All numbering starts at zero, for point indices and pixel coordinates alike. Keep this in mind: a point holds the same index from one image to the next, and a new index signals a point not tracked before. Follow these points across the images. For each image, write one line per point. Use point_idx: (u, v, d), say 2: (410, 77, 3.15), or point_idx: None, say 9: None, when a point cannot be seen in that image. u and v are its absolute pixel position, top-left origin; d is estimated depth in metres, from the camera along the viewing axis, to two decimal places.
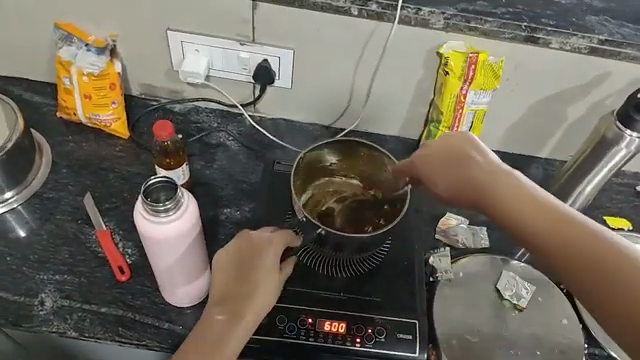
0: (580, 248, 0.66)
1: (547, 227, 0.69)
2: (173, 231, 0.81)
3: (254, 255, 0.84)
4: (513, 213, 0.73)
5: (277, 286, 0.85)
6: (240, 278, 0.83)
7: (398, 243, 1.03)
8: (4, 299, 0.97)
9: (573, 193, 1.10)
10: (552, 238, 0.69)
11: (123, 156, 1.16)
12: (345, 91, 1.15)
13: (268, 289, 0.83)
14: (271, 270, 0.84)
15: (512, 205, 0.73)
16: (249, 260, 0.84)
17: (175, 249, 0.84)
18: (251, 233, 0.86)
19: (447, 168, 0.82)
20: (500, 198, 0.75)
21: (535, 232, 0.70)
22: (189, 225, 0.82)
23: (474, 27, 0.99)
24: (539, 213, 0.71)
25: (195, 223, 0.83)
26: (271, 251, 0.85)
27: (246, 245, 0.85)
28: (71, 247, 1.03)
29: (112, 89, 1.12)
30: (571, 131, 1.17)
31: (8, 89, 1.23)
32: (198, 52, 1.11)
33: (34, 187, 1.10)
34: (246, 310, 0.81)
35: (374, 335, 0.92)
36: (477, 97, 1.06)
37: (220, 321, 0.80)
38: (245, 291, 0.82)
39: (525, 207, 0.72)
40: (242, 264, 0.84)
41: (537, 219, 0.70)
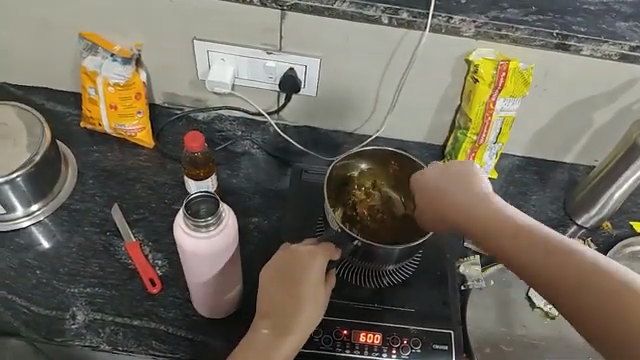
0: (564, 272, 0.68)
1: (531, 250, 0.71)
2: (213, 246, 0.82)
3: (298, 269, 0.84)
4: (504, 238, 0.74)
5: (322, 300, 0.85)
6: (285, 292, 0.83)
7: (429, 252, 1.03)
8: (36, 313, 0.96)
9: (602, 199, 1.11)
10: (538, 262, 0.70)
11: (148, 166, 1.15)
12: (371, 99, 1.15)
13: (312, 304, 0.83)
14: (317, 284, 0.84)
15: (499, 232, 0.76)
16: (293, 274, 0.84)
17: (214, 263, 0.85)
18: (294, 246, 0.86)
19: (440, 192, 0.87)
20: (488, 223, 0.77)
21: (523, 257, 0.72)
22: (229, 240, 0.82)
23: (506, 35, 0.98)
24: (525, 240, 0.72)
25: (234, 237, 0.84)
26: (315, 264, 0.84)
27: (289, 258, 0.85)
28: (100, 259, 1.03)
29: (137, 99, 1.11)
30: (597, 136, 1.17)
31: (30, 99, 1.21)
32: (224, 61, 1.10)
33: (61, 198, 1.09)
34: (292, 327, 0.82)
35: (410, 345, 0.92)
36: (507, 105, 1.06)
37: (266, 338, 0.81)
38: (292, 306, 0.82)
39: (512, 233, 0.74)
40: (286, 278, 0.84)
41: (523, 245, 0.72)
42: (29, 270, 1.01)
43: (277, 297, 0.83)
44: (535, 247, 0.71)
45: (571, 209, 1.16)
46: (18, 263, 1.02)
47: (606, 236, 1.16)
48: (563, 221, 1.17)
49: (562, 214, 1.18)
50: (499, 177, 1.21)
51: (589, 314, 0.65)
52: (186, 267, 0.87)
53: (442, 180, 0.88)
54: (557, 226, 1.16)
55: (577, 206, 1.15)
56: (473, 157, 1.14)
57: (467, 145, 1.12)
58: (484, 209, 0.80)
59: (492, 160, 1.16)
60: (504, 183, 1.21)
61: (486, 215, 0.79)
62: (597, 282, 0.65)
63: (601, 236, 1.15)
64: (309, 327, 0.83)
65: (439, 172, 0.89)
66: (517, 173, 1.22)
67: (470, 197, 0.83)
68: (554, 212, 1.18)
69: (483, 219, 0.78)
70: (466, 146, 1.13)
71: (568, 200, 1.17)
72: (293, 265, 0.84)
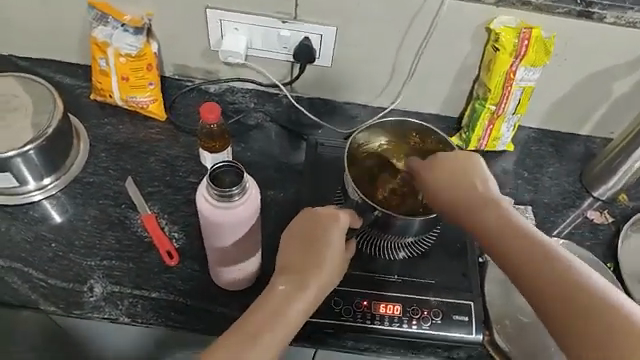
0: (548, 274, 0.71)
1: (540, 266, 0.72)
2: (237, 217, 0.81)
3: (320, 231, 0.83)
4: (501, 237, 0.77)
5: (341, 266, 0.84)
6: (305, 252, 0.83)
7: (447, 225, 1.03)
8: (53, 286, 0.96)
9: (620, 171, 1.10)
10: (533, 271, 0.72)
11: (161, 139, 1.13)
12: (388, 69, 1.13)
13: (331, 267, 0.82)
14: (337, 247, 0.83)
15: (503, 237, 0.77)
16: (314, 236, 0.83)
17: (236, 233, 0.84)
18: (317, 209, 0.85)
19: (445, 186, 0.86)
20: (495, 224, 0.78)
21: (519, 262, 0.74)
22: (252, 211, 0.82)
23: (528, 2, 0.97)
24: (526, 248, 0.74)
25: (256, 209, 0.83)
26: (337, 228, 0.84)
27: (311, 219, 0.84)
28: (116, 232, 1.02)
29: (149, 70, 1.09)
30: (615, 108, 1.15)
31: (39, 72, 1.19)
32: (237, 30, 1.08)
33: (73, 171, 1.08)
34: (310, 286, 0.80)
35: (430, 316, 0.92)
36: (527, 75, 1.04)
37: (283, 294, 0.79)
38: (310, 266, 0.82)
39: (514, 241, 0.75)
40: (307, 239, 0.83)
41: (532, 259, 0.73)
42: (44, 243, 1.00)
43: (297, 258, 0.83)
44: (538, 257, 0.73)
45: (588, 182, 1.16)
46: (34, 236, 1.01)
47: (622, 209, 1.15)
48: (580, 194, 1.16)
49: (578, 186, 1.17)
50: (515, 149, 1.20)
51: (568, 326, 0.68)
52: (208, 236, 0.87)
53: (453, 170, 0.86)
54: (573, 199, 1.15)
55: (594, 177, 1.14)
56: (491, 128, 1.13)
57: (485, 116, 1.10)
58: (492, 209, 0.80)
59: (511, 132, 1.15)
60: (521, 155, 1.20)
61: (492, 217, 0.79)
62: (586, 302, 0.68)
63: (617, 209, 1.15)
64: (326, 290, 0.82)
65: (461, 170, 0.86)
66: (533, 146, 1.21)
67: (481, 194, 0.83)
68: (571, 185, 1.17)
69: (489, 219, 0.79)
70: (484, 117, 1.11)
71: (585, 172, 1.17)
72: (315, 227, 0.84)
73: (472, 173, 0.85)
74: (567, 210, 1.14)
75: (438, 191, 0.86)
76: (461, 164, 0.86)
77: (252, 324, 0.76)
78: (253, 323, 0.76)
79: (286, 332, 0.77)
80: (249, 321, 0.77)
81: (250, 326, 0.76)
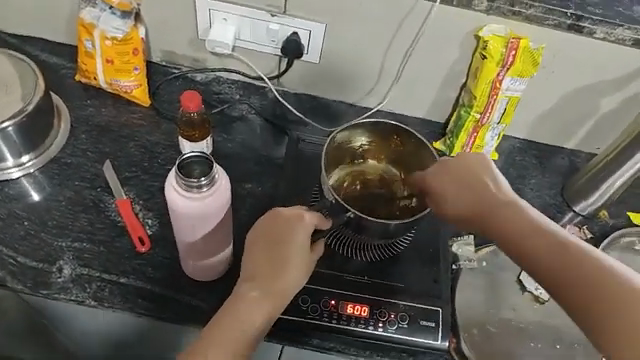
0: (561, 260, 0.72)
1: (554, 251, 0.73)
2: (207, 208, 0.81)
3: (284, 233, 0.83)
4: (515, 230, 0.77)
5: (307, 266, 0.84)
6: (270, 256, 0.82)
7: (422, 230, 1.03)
8: (22, 265, 0.95)
9: (602, 187, 1.10)
10: (557, 265, 0.72)
11: (143, 124, 1.13)
12: (375, 70, 1.12)
13: (297, 269, 0.82)
14: (302, 248, 0.83)
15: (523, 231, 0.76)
16: (279, 238, 0.83)
17: (207, 224, 0.84)
18: (281, 210, 0.84)
19: (458, 193, 0.84)
20: (507, 223, 0.78)
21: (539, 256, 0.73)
22: (221, 202, 0.82)
23: (518, 12, 0.96)
24: (547, 242, 0.74)
25: (226, 201, 0.83)
26: (301, 229, 0.83)
27: (276, 221, 0.83)
28: (90, 215, 1.01)
29: (135, 55, 1.08)
30: (601, 124, 1.15)
31: (25, 48, 1.18)
32: (226, 21, 1.07)
33: (52, 151, 1.07)
34: (274, 291, 0.81)
35: (397, 320, 0.92)
36: (513, 84, 1.03)
37: (248, 301, 0.80)
38: (275, 270, 0.82)
39: (533, 234, 0.75)
40: (272, 242, 0.83)
41: (549, 248, 0.73)
42: (17, 221, 1.00)
43: (262, 261, 0.82)
44: (558, 249, 0.73)
45: (568, 195, 1.15)
46: (7, 213, 1.00)
47: (601, 225, 1.15)
48: (560, 208, 1.16)
49: (559, 199, 1.16)
50: (499, 158, 1.20)
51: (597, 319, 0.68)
52: (178, 229, 0.86)
53: (462, 169, 0.85)
54: (553, 212, 1.15)
55: (575, 192, 1.14)
56: (475, 136, 1.12)
57: (469, 123, 1.10)
58: (504, 206, 0.80)
59: (495, 141, 1.14)
60: (504, 165, 1.19)
61: (511, 213, 0.79)
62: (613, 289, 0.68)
63: (596, 225, 1.14)
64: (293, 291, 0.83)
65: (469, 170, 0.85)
66: (517, 156, 1.20)
67: (489, 191, 0.82)
68: (552, 198, 1.17)
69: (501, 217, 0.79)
70: (468, 124, 1.10)
71: (567, 186, 1.16)
72: (280, 229, 0.83)
73: (480, 171, 0.85)
74: None
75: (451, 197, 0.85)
76: (462, 169, 0.85)
77: (218, 335, 0.77)
78: (219, 334, 0.77)
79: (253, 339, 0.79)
80: (216, 331, 0.78)
81: (217, 337, 0.77)
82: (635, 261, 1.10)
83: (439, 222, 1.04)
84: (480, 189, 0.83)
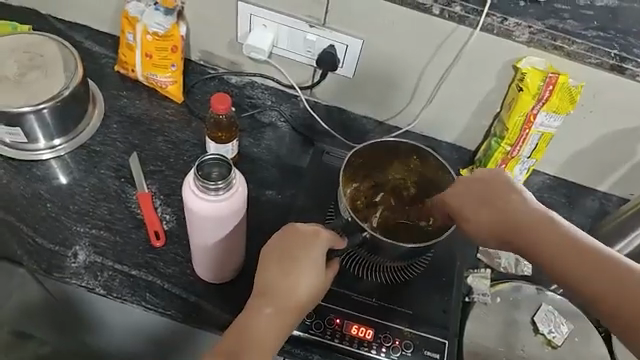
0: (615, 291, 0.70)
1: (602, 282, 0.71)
2: (222, 211, 0.82)
3: (301, 250, 0.82)
4: (561, 257, 0.74)
5: (322, 284, 0.84)
6: (283, 274, 0.82)
7: (438, 257, 1.01)
8: (40, 245, 0.98)
9: (630, 236, 1.05)
10: (599, 283, 0.71)
11: (173, 121, 1.14)
12: (408, 90, 1.11)
13: (312, 286, 0.82)
14: (315, 268, 0.82)
15: (549, 245, 0.76)
16: (294, 254, 0.82)
17: (221, 228, 0.85)
18: (297, 225, 0.84)
19: (479, 209, 0.83)
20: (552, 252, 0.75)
21: (572, 271, 0.73)
22: (235, 207, 0.82)
23: (560, 47, 0.94)
24: (580, 259, 0.73)
25: (241, 206, 0.83)
26: (318, 247, 0.82)
27: (291, 238, 0.83)
28: (111, 204, 1.03)
29: (173, 52, 1.09)
30: (636, 169, 1.11)
31: (70, 36, 1.21)
32: (265, 27, 1.08)
33: (83, 137, 1.09)
34: (289, 308, 0.80)
35: (400, 347, 0.91)
36: (548, 120, 1.01)
37: (265, 316, 0.79)
38: (287, 288, 0.81)
39: (562, 246, 0.75)
40: (287, 259, 0.82)
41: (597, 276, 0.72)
42: (40, 202, 1.02)
43: (276, 276, 0.82)
44: (592, 267, 0.72)
45: (595, 240, 1.11)
46: (31, 193, 1.03)
47: None
48: None
49: None
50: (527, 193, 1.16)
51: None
52: (192, 230, 0.87)
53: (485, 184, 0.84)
54: None
55: (602, 236, 1.10)
56: (503, 168, 1.09)
57: (498, 154, 1.08)
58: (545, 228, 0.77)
59: (523, 175, 1.12)
60: None
61: (535, 228, 0.78)
62: None
63: None
64: (302, 311, 0.82)
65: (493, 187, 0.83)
66: (545, 193, 1.17)
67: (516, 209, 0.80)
68: None
69: (534, 232, 0.77)
70: (498, 155, 1.08)
71: (594, 230, 1.12)
72: (296, 245, 0.82)
73: (498, 184, 0.83)
74: None
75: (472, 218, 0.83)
76: (487, 185, 0.84)
77: (234, 350, 0.76)
78: (236, 347, 0.77)
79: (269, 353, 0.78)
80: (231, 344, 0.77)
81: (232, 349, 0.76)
82: None
83: (457, 249, 1.02)
84: (509, 207, 0.81)
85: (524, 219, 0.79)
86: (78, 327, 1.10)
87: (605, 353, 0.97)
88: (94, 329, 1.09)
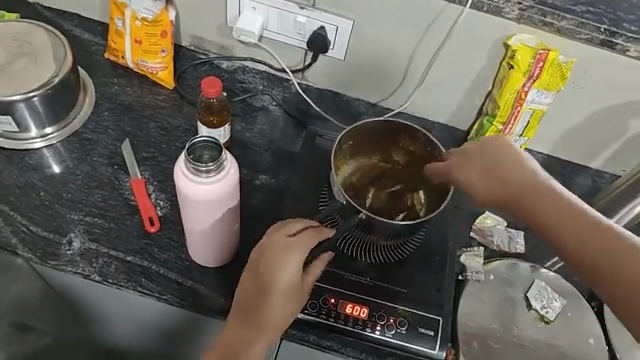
0: (561, 221, 0.76)
1: (549, 215, 0.78)
2: (215, 194, 0.82)
3: (277, 258, 0.82)
4: (520, 195, 0.81)
5: (302, 290, 0.84)
6: (262, 289, 0.82)
7: (432, 236, 1.01)
8: (34, 234, 0.98)
9: (622, 210, 1.04)
10: (571, 232, 0.75)
11: (165, 107, 1.14)
12: (400, 71, 1.11)
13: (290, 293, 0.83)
14: (294, 278, 0.82)
15: (524, 195, 0.81)
16: (271, 261, 0.82)
17: (216, 211, 0.85)
18: (273, 237, 0.84)
19: (479, 173, 0.86)
20: (517, 190, 0.81)
21: (529, 206, 0.80)
22: (227, 189, 0.83)
23: (550, 23, 0.94)
24: (537, 195, 0.80)
25: (233, 188, 0.84)
26: (294, 251, 0.82)
27: (266, 252, 0.83)
28: (104, 191, 1.03)
29: (163, 37, 1.09)
30: (629, 145, 1.12)
31: (59, 23, 1.20)
32: (254, 10, 1.07)
33: (74, 125, 1.09)
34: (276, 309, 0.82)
35: (395, 325, 0.92)
36: (539, 97, 1.01)
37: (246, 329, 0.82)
38: (265, 303, 0.82)
39: (535, 195, 0.80)
40: (265, 274, 0.82)
41: (543, 211, 0.78)
42: (33, 191, 1.02)
43: (260, 278, 0.83)
44: (543, 204, 0.79)
45: None
46: (24, 182, 1.03)
47: None
48: None
49: None
50: None
51: (625, 293, 0.72)
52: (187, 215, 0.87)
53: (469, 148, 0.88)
54: None
55: None
56: None
57: (490, 133, 1.08)
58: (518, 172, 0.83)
59: None
60: None
61: (513, 183, 0.82)
62: (590, 236, 0.74)
63: None
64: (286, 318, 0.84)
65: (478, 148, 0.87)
66: None
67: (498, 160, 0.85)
68: None
69: (519, 186, 0.81)
70: (490, 134, 1.08)
71: (587, 207, 1.13)
72: (272, 260, 0.82)
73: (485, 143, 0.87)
74: None
75: (473, 179, 0.86)
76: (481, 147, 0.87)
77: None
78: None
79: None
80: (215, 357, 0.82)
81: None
82: None
83: (449, 231, 1.03)
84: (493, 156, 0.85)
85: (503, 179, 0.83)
86: (73, 316, 1.10)
87: (598, 329, 0.97)
88: (89, 317, 1.09)
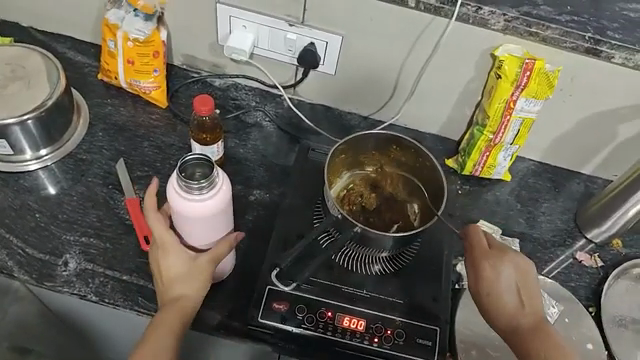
0: (532, 338, 0.81)
1: (526, 327, 0.83)
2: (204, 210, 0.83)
3: (161, 252, 0.86)
4: (508, 301, 0.84)
5: (200, 269, 0.85)
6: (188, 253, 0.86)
7: (427, 246, 1.02)
8: (30, 256, 0.98)
9: (614, 216, 1.07)
10: (538, 349, 0.80)
11: (159, 126, 1.15)
12: (390, 84, 1.12)
13: (172, 284, 0.85)
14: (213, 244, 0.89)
15: (526, 327, 0.83)
16: (158, 254, 0.86)
17: (207, 228, 0.85)
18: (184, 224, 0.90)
19: (507, 288, 0.84)
20: (510, 296, 0.84)
21: (513, 315, 0.83)
22: (220, 205, 0.84)
23: (535, 33, 0.95)
24: (523, 308, 0.84)
25: (225, 204, 0.85)
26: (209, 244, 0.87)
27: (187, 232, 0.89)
28: (100, 211, 1.04)
29: (155, 58, 1.10)
30: (619, 150, 1.13)
31: (52, 46, 1.22)
32: (245, 28, 1.08)
33: (69, 147, 1.10)
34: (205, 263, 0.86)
35: (393, 337, 0.92)
36: (527, 106, 1.02)
37: (147, 338, 0.81)
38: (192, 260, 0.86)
39: (535, 333, 0.82)
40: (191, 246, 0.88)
41: (523, 322, 0.83)
42: (29, 213, 1.03)
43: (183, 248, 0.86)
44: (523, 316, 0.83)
45: (582, 222, 1.13)
46: (20, 204, 1.03)
47: (614, 255, 1.12)
48: (572, 233, 1.13)
49: (571, 225, 1.14)
50: (512, 180, 1.18)
51: None
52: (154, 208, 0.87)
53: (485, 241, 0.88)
54: (564, 237, 1.13)
55: (587, 219, 1.12)
56: (487, 155, 1.11)
57: (481, 143, 1.09)
58: (517, 282, 0.85)
59: (507, 162, 1.13)
60: (517, 186, 1.17)
61: (524, 311, 0.84)
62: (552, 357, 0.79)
63: (608, 254, 1.12)
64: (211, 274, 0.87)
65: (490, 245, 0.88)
66: (531, 179, 1.18)
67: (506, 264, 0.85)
68: (564, 223, 1.14)
69: (511, 293, 0.84)
70: (481, 143, 1.09)
71: (580, 212, 1.14)
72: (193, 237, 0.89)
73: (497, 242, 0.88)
74: (555, 248, 1.11)
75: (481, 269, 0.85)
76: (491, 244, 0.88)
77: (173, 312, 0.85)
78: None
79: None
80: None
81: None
82: None
83: (444, 240, 1.03)
84: (503, 259, 0.86)
85: (517, 301, 0.84)
86: (68, 337, 1.09)
87: (595, 333, 0.99)
88: (84, 337, 1.09)
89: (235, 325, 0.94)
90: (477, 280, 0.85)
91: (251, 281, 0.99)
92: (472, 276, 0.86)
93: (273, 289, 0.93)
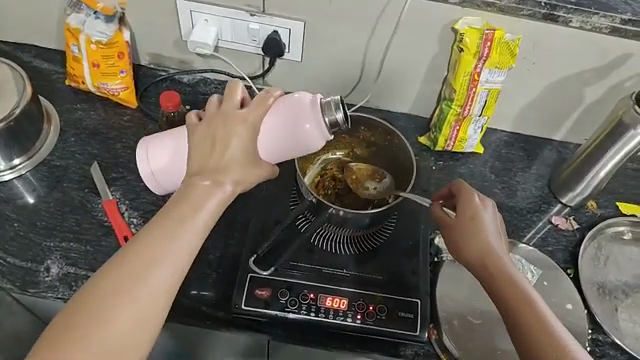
0: (504, 284, 0.80)
1: (499, 277, 0.81)
2: (312, 145, 0.79)
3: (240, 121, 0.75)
4: (479, 252, 0.83)
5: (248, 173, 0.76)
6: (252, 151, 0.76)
7: (403, 221, 1.03)
8: (12, 264, 0.98)
9: (586, 178, 1.08)
10: (508, 294, 0.79)
11: (130, 127, 1.15)
12: (357, 65, 1.13)
13: (224, 169, 0.74)
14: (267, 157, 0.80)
15: (497, 275, 0.81)
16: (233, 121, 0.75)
17: (276, 129, 0.78)
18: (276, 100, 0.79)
19: (479, 240, 0.84)
20: (481, 248, 0.83)
21: (485, 265, 0.83)
22: (305, 135, 0.78)
23: (492, 3, 0.96)
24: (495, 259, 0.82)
25: (300, 141, 0.78)
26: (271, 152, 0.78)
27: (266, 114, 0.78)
28: (78, 215, 1.04)
29: (120, 58, 1.10)
30: (588, 114, 1.15)
31: (18, 56, 1.21)
32: (207, 22, 1.08)
33: (42, 154, 1.10)
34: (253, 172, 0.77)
35: (375, 312, 0.93)
36: (492, 76, 1.03)
37: (164, 223, 0.72)
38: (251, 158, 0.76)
39: (506, 279, 0.80)
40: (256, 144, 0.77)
41: (496, 272, 0.81)
42: (7, 222, 1.03)
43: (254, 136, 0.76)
44: (494, 265, 0.82)
45: (555, 188, 1.14)
46: None
47: (590, 216, 1.14)
48: (547, 199, 1.15)
49: (546, 192, 1.16)
50: (485, 151, 1.19)
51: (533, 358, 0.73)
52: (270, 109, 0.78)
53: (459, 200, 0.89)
54: (540, 203, 1.15)
55: (561, 184, 1.13)
56: (458, 128, 1.12)
57: (451, 117, 1.10)
58: (487, 236, 0.84)
59: (478, 134, 1.14)
60: (490, 157, 1.19)
61: (496, 258, 0.82)
62: (522, 302, 0.77)
63: (583, 216, 1.14)
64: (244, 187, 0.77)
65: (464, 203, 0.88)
66: (504, 149, 1.20)
67: (477, 220, 0.86)
68: (538, 189, 1.16)
69: (483, 245, 0.84)
70: (450, 118, 1.11)
71: (553, 179, 1.15)
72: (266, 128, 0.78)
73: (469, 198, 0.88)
74: (531, 214, 1.13)
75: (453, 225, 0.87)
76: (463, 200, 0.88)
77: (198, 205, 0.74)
78: (127, 268, 0.70)
79: (154, 311, 0.71)
80: (105, 282, 0.69)
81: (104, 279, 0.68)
82: (623, 251, 1.10)
83: (421, 214, 1.04)
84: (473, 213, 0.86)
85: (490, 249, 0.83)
86: None
87: (573, 293, 1.02)
88: None
89: (220, 316, 0.95)
90: (453, 237, 0.86)
91: (233, 271, 1.00)
92: (449, 235, 0.87)
93: (254, 277, 0.94)
